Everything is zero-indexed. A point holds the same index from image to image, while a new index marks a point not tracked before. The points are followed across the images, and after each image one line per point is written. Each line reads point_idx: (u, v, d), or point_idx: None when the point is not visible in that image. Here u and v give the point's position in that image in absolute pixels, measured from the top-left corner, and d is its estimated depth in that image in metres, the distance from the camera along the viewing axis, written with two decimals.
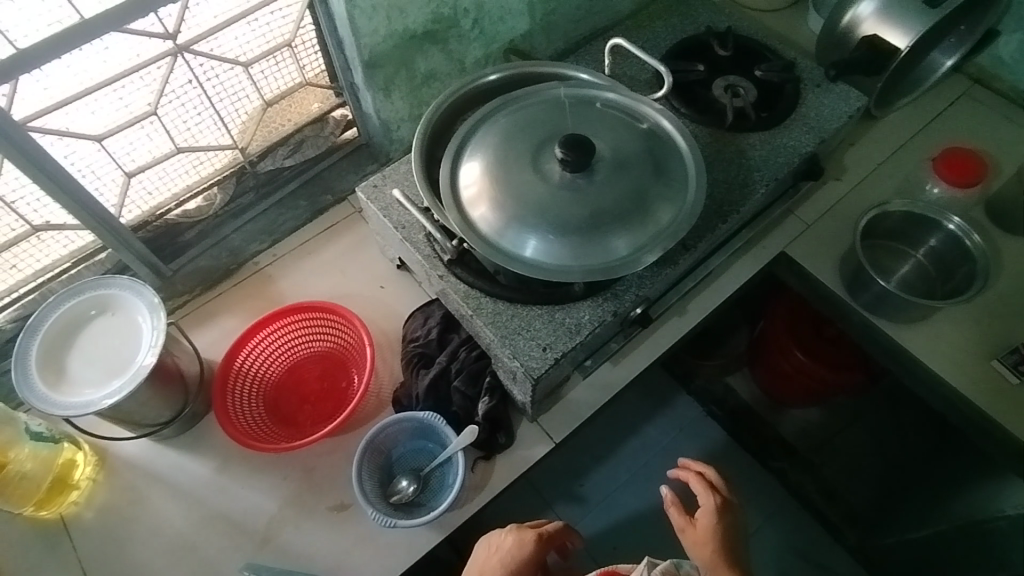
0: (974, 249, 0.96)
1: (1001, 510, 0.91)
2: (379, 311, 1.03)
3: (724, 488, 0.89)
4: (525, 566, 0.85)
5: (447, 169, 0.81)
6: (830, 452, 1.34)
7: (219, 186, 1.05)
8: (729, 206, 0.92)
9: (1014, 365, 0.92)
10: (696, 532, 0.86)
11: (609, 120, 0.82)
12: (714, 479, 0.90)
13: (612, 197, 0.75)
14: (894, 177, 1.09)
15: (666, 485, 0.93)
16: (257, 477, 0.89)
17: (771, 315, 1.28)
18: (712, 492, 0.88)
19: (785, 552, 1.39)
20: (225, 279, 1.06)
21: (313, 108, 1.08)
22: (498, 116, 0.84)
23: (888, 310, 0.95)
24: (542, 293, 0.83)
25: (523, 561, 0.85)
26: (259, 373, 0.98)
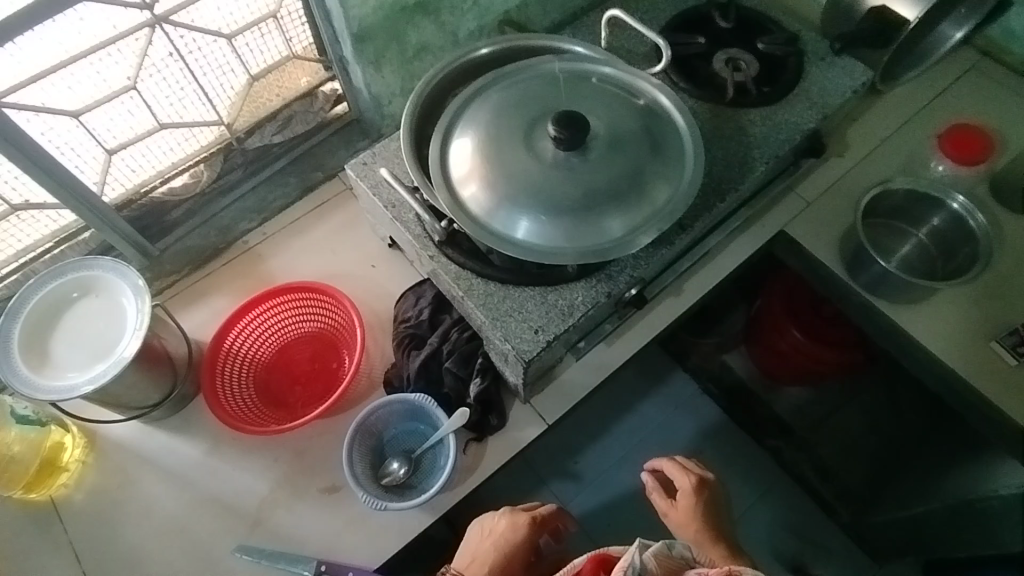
0: (977, 229, 0.94)
1: (995, 490, 0.92)
2: (370, 291, 1.02)
3: (698, 469, 0.94)
4: (518, 550, 0.85)
5: (437, 147, 0.78)
6: (825, 432, 1.34)
7: (206, 164, 1.02)
8: (727, 184, 0.89)
9: (1012, 346, 0.90)
10: (679, 513, 0.90)
11: (604, 96, 0.79)
12: (686, 461, 0.95)
13: (606, 176, 0.73)
14: (898, 153, 1.07)
15: (645, 472, 0.97)
16: (248, 459, 0.89)
17: (768, 293, 1.27)
18: (686, 472, 0.93)
19: (779, 529, 1.40)
20: (214, 258, 1.04)
21: (302, 83, 1.05)
22: (490, 92, 0.81)
23: (887, 290, 0.93)
24: (535, 274, 0.81)
25: (517, 544, 0.85)
26: (249, 354, 0.96)
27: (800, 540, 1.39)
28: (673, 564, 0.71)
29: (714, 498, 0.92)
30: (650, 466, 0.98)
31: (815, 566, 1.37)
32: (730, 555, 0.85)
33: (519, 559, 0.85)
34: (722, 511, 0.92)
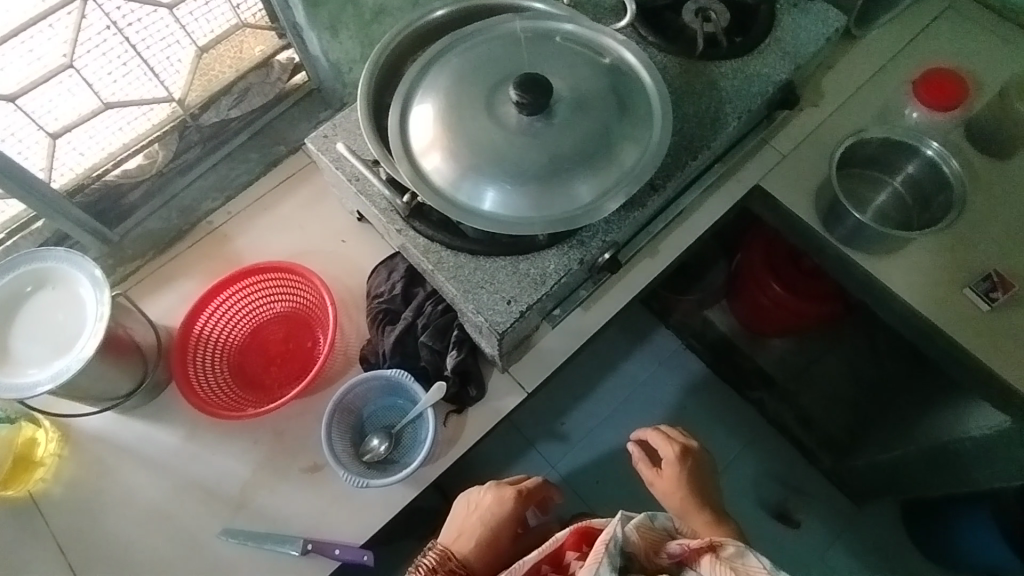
0: (951, 176, 0.94)
1: (967, 432, 0.95)
2: (341, 267, 1.00)
3: (682, 437, 0.95)
4: (505, 523, 0.86)
5: (396, 117, 0.75)
6: (807, 381, 1.35)
7: (161, 143, 0.99)
8: (699, 142, 0.87)
9: (985, 293, 0.91)
10: (665, 481, 0.92)
11: (568, 55, 0.76)
12: (670, 430, 0.96)
13: (572, 140, 0.71)
14: (873, 101, 1.05)
15: (630, 443, 0.98)
16: (227, 443, 0.88)
17: (747, 249, 1.27)
18: (670, 442, 0.93)
19: (763, 477, 1.42)
20: (178, 241, 1.00)
21: (256, 53, 1.01)
22: (449, 56, 0.77)
23: (863, 243, 0.93)
24: (505, 244, 0.80)
25: (503, 519, 0.86)
26: (221, 338, 0.95)
27: (782, 487, 1.41)
28: (655, 534, 0.73)
29: (699, 465, 0.93)
30: (634, 437, 0.98)
31: (799, 512, 1.39)
32: (716, 521, 0.88)
33: (506, 533, 0.86)
34: (708, 476, 0.93)
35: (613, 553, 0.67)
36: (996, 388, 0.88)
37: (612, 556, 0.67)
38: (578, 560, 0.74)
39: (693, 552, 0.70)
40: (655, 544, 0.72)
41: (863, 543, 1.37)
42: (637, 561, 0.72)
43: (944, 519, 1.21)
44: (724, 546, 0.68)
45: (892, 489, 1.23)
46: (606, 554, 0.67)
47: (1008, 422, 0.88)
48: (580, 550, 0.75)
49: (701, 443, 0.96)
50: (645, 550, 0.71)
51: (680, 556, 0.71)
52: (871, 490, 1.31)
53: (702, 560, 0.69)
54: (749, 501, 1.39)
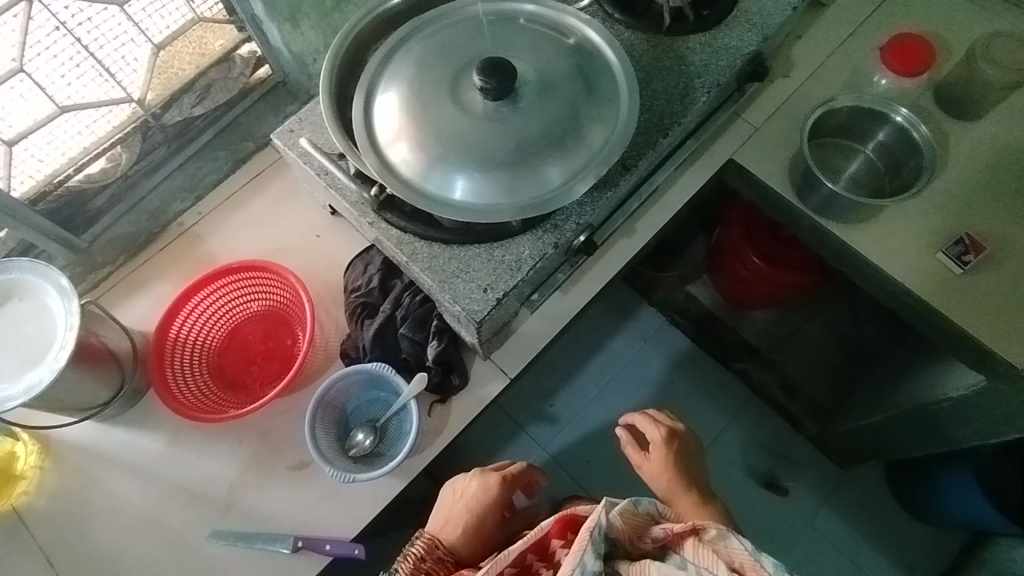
0: (921, 141, 0.94)
1: (945, 394, 0.96)
2: (317, 262, 0.99)
3: (669, 421, 0.96)
4: (491, 508, 0.87)
5: (361, 109, 0.74)
6: (791, 349, 1.37)
7: (123, 145, 0.97)
8: (669, 118, 0.87)
9: (958, 256, 0.91)
10: (652, 465, 0.93)
11: (532, 37, 0.75)
12: (656, 413, 0.97)
13: (539, 124, 0.70)
14: (842, 69, 1.05)
15: (618, 428, 0.99)
16: (211, 445, 0.88)
17: (726, 224, 1.28)
18: (656, 425, 0.94)
19: (752, 447, 1.42)
20: (149, 245, 0.99)
21: (216, 46, 0.99)
22: (412, 43, 0.76)
23: (838, 212, 0.93)
24: (478, 232, 0.79)
25: (489, 504, 0.87)
26: (199, 340, 0.94)
27: (770, 456, 1.42)
28: (639, 520, 0.76)
29: (685, 446, 0.94)
30: (622, 422, 1.00)
31: (787, 479, 1.40)
32: (702, 501, 0.91)
33: (492, 518, 0.87)
34: (695, 457, 0.95)
35: (598, 539, 0.69)
36: (971, 349, 0.89)
37: (597, 542, 0.69)
38: (564, 547, 0.76)
39: (676, 536, 0.73)
40: (639, 530, 0.75)
41: (851, 505, 1.38)
42: (622, 546, 0.74)
43: (928, 478, 1.23)
44: (706, 529, 0.72)
45: (876, 453, 1.25)
46: (592, 540, 0.69)
47: (984, 382, 0.89)
48: (564, 537, 0.77)
49: (687, 425, 0.97)
50: (629, 535, 0.74)
51: (663, 540, 0.74)
52: (857, 454, 1.31)
53: (685, 543, 0.72)
54: (739, 472, 1.40)
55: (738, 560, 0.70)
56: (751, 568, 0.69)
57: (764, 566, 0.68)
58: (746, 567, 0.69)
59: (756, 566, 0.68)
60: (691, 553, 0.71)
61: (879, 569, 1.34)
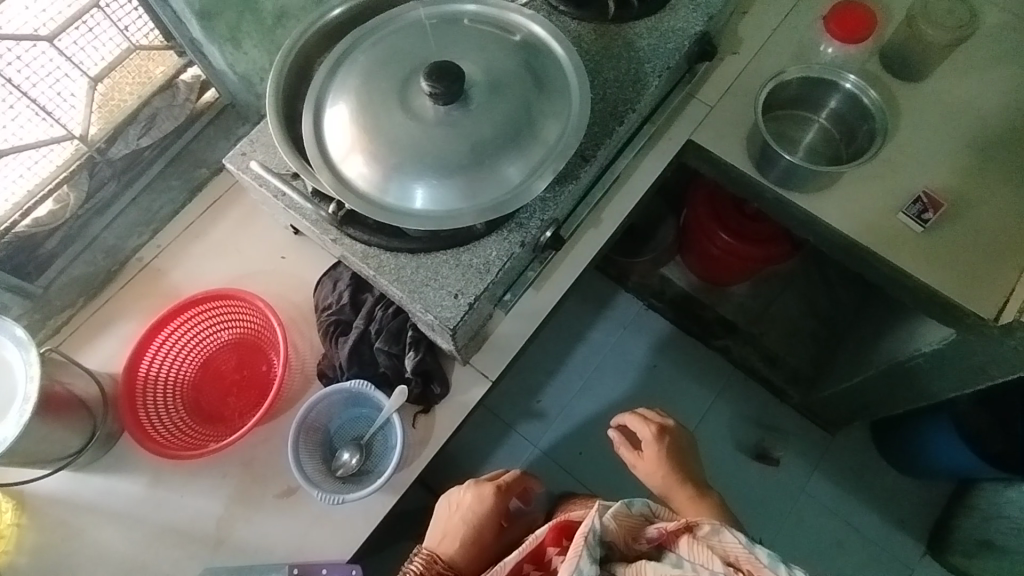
0: (870, 105, 0.95)
1: (918, 349, 0.97)
2: (285, 284, 0.97)
3: (658, 417, 0.99)
4: (488, 519, 0.87)
5: (311, 125, 0.73)
6: (768, 321, 1.40)
7: (70, 184, 0.93)
8: (623, 106, 0.87)
9: (917, 214, 0.92)
10: (647, 462, 0.95)
11: (477, 37, 0.74)
12: (646, 411, 1.00)
13: (491, 124, 0.69)
14: (789, 42, 1.06)
15: (610, 429, 1.01)
16: (194, 482, 0.86)
17: (692, 204, 1.30)
18: (646, 422, 0.97)
19: (740, 421, 1.43)
20: (108, 284, 0.98)
21: (157, 73, 0.96)
22: (357, 54, 0.75)
23: (797, 182, 0.94)
24: (443, 238, 0.78)
25: (485, 515, 0.87)
26: (171, 376, 0.92)
27: (758, 428, 1.43)
28: (633, 521, 0.76)
29: (677, 441, 0.97)
30: (613, 423, 1.02)
31: (776, 450, 1.41)
32: (698, 495, 0.92)
33: (489, 529, 0.87)
34: (688, 451, 0.97)
35: (592, 543, 0.70)
36: (939, 303, 0.90)
37: (592, 546, 0.69)
38: (559, 555, 0.76)
39: (670, 534, 0.73)
40: (634, 531, 0.76)
41: (841, 467, 1.40)
42: (617, 549, 0.75)
43: (913, 434, 1.25)
44: (699, 526, 0.72)
45: (858, 415, 1.27)
46: (586, 544, 0.69)
47: (954, 334, 0.91)
48: (560, 545, 0.77)
49: (676, 420, 1.00)
50: (624, 538, 0.75)
51: (659, 540, 0.74)
52: (840, 417, 1.33)
53: (680, 541, 0.73)
54: (730, 447, 1.41)
55: (733, 554, 0.70)
56: (746, 560, 0.69)
57: (759, 558, 0.68)
58: (742, 559, 0.69)
59: (753, 559, 0.68)
60: (686, 550, 0.71)
61: (874, 528, 1.36)
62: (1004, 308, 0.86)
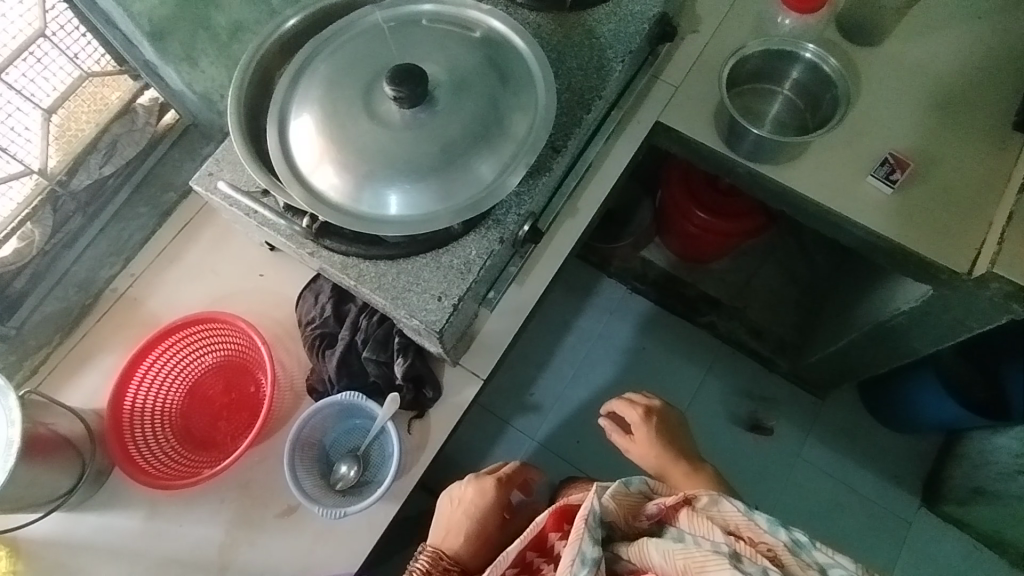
0: (832, 73, 0.96)
1: (898, 308, 0.99)
2: (266, 302, 0.96)
3: (644, 400, 1.00)
4: (490, 512, 0.88)
5: (277, 140, 0.72)
6: (750, 294, 1.42)
7: (34, 221, 0.92)
8: (589, 94, 0.87)
9: (885, 176, 0.94)
10: (639, 446, 0.97)
11: (437, 37, 0.74)
12: (632, 396, 1.01)
13: (459, 123, 0.69)
14: (747, 17, 1.06)
15: (601, 419, 1.03)
16: (192, 510, 0.85)
17: (666, 185, 1.31)
18: (633, 406, 0.98)
19: (731, 395, 1.45)
20: (86, 316, 0.95)
21: (114, 99, 0.95)
22: (316, 64, 0.74)
23: (766, 155, 0.95)
24: (422, 242, 0.78)
25: (487, 507, 0.88)
26: (158, 406, 0.90)
27: (750, 400, 1.45)
28: (632, 500, 0.77)
29: (665, 420, 0.98)
30: (603, 412, 1.03)
31: (770, 419, 1.43)
32: (693, 470, 0.94)
33: (493, 522, 0.88)
34: (678, 428, 0.99)
35: (593, 525, 0.70)
36: (913, 262, 0.92)
37: (593, 528, 0.70)
38: (562, 539, 0.77)
39: (670, 509, 0.74)
40: (634, 509, 0.77)
41: (833, 430, 1.42)
42: (619, 528, 0.75)
43: (900, 390, 1.28)
44: (698, 498, 0.75)
45: (845, 378, 1.29)
46: (587, 527, 0.69)
47: (930, 291, 0.93)
48: (562, 529, 0.78)
49: (663, 400, 1.01)
50: (625, 517, 0.76)
51: (658, 516, 0.75)
52: (827, 382, 1.35)
53: (679, 515, 0.74)
54: (723, 420, 1.43)
55: (733, 523, 0.72)
56: (747, 528, 0.71)
57: (759, 524, 0.70)
58: (742, 527, 0.72)
59: (752, 525, 0.71)
60: (687, 524, 0.72)
61: (870, 486, 1.39)
62: (977, 262, 0.88)
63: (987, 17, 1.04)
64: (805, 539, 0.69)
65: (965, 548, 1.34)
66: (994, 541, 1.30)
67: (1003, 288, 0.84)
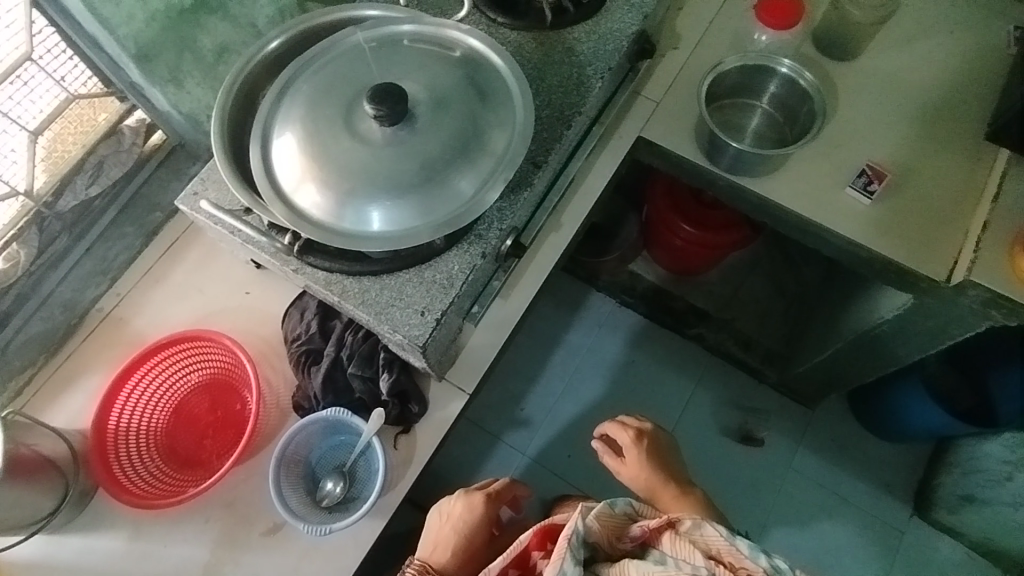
0: (808, 87, 0.98)
1: (880, 317, 1.00)
2: (252, 320, 0.96)
3: (636, 422, 1.01)
4: (477, 528, 0.87)
5: (260, 158, 0.73)
6: (738, 306, 1.43)
7: (19, 242, 0.92)
8: (569, 110, 0.88)
9: (863, 187, 0.95)
10: (629, 468, 0.97)
11: (418, 57, 0.75)
12: (625, 418, 1.02)
13: (438, 141, 0.70)
14: (725, 34, 1.08)
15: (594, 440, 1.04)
16: (177, 530, 0.85)
17: (652, 199, 1.33)
18: (625, 428, 0.99)
19: (721, 406, 1.45)
20: (71, 337, 0.95)
21: (101, 120, 0.96)
22: (299, 83, 0.75)
23: (746, 168, 0.96)
24: (405, 257, 0.79)
25: (475, 523, 0.87)
26: (143, 426, 0.90)
27: (740, 411, 1.45)
28: (617, 521, 0.77)
29: (656, 443, 0.99)
30: (596, 433, 1.04)
31: (760, 430, 1.43)
32: (682, 493, 0.95)
33: (480, 537, 0.87)
34: (669, 451, 1.00)
35: (575, 545, 0.71)
36: (894, 270, 0.93)
37: (575, 548, 0.71)
38: (544, 558, 0.77)
39: (654, 532, 0.75)
40: (617, 530, 0.76)
41: (824, 440, 1.43)
42: (602, 549, 0.75)
43: (888, 397, 1.28)
44: (682, 521, 0.74)
45: (833, 388, 1.29)
46: (570, 546, 0.70)
47: (911, 299, 0.94)
48: (544, 548, 0.78)
49: (655, 423, 1.02)
50: (608, 537, 0.75)
51: (642, 538, 0.75)
52: (816, 392, 1.36)
53: (662, 538, 0.74)
54: (713, 432, 1.43)
55: (715, 547, 0.72)
56: (728, 553, 0.71)
57: (740, 549, 0.71)
58: (723, 552, 0.72)
59: (733, 550, 0.71)
60: (670, 547, 0.73)
61: (862, 495, 1.39)
62: (955, 269, 0.89)
63: (959, 31, 1.06)
64: (784, 565, 0.69)
65: (958, 556, 1.34)
66: (985, 548, 1.30)
67: (981, 295, 0.86)
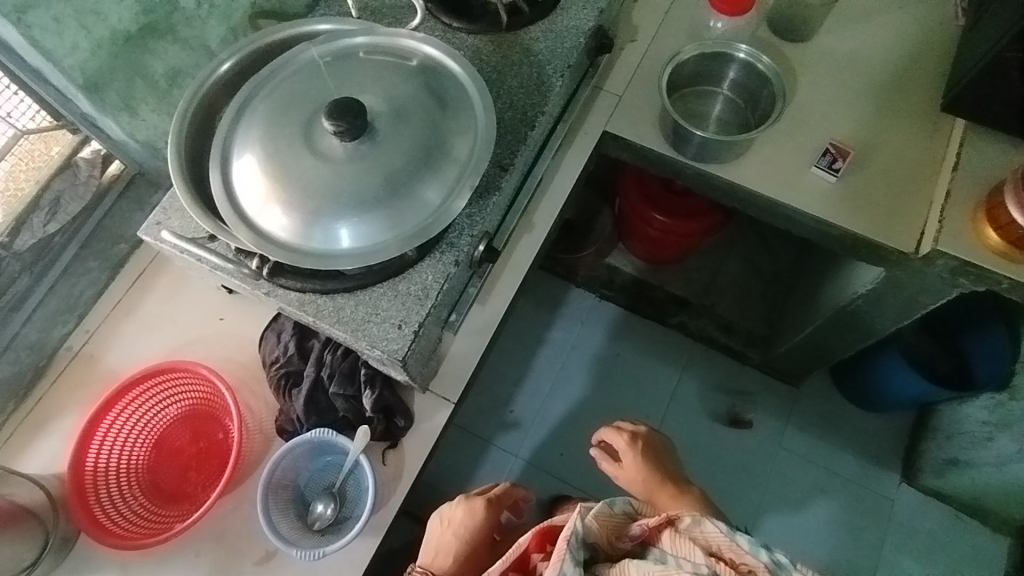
0: (766, 70, 0.98)
1: (855, 292, 1.02)
2: (228, 347, 0.94)
3: (631, 426, 1.02)
4: (479, 535, 0.87)
5: (220, 182, 0.71)
6: (717, 291, 1.44)
7: None
8: (532, 111, 0.88)
9: (828, 165, 0.96)
10: (626, 471, 0.98)
11: (374, 69, 0.74)
12: (620, 423, 1.03)
13: (401, 151, 0.69)
14: (681, 24, 1.09)
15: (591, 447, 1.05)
16: (166, 567, 0.83)
17: (623, 192, 1.33)
18: (620, 432, 1.00)
19: (707, 391, 1.46)
20: (40, 379, 0.93)
21: (53, 155, 0.93)
22: (255, 103, 0.74)
23: (713, 155, 0.97)
24: (378, 271, 0.78)
25: (475, 530, 0.87)
26: (123, 464, 0.88)
27: (727, 395, 1.46)
28: (616, 520, 0.78)
29: (652, 445, 1.00)
30: (594, 439, 1.05)
31: (748, 412, 1.44)
32: (680, 493, 0.96)
33: (482, 542, 0.88)
34: (664, 452, 1.01)
35: (575, 547, 0.71)
36: (864, 245, 0.94)
37: (575, 550, 0.71)
38: (543, 560, 0.76)
39: (653, 530, 0.75)
40: (616, 531, 0.77)
41: (811, 417, 1.44)
42: (601, 550, 0.75)
43: (868, 368, 1.30)
44: (681, 519, 0.75)
45: (815, 365, 1.31)
46: (569, 548, 0.70)
47: (883, 272, 0.95)
48: (544, 550, 0.77)
49: (649, 425, 1.03)
50: (607, 537, 0.76)
51: (641, 537, 0.75)
52: (800, 369, 1.37)
53: (662, 536, 0.74)
54: (702, 418, 1.44)
55: (715, 544, 0.73)
56: (728, 549, 0.72)
57: (740, 545, 0.71)
58: (723, 548, 0.72)
59: (733, 546, 0.71)
60: (669, 545, 0.73)
61: (852, 468, 1.41)
62: (922, 241, 0.91)
63: (908, 6, 1.08)
64: (785, 560, 0.70)
65: (949, 520, 1.36)
66: (974, 509, 1.33)
67: (949, 264, 0.88)
